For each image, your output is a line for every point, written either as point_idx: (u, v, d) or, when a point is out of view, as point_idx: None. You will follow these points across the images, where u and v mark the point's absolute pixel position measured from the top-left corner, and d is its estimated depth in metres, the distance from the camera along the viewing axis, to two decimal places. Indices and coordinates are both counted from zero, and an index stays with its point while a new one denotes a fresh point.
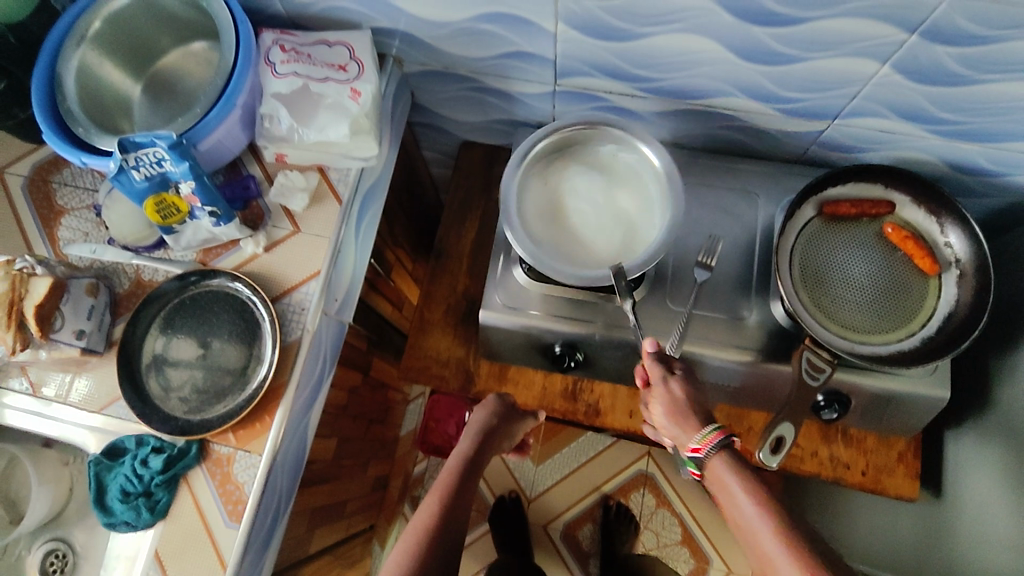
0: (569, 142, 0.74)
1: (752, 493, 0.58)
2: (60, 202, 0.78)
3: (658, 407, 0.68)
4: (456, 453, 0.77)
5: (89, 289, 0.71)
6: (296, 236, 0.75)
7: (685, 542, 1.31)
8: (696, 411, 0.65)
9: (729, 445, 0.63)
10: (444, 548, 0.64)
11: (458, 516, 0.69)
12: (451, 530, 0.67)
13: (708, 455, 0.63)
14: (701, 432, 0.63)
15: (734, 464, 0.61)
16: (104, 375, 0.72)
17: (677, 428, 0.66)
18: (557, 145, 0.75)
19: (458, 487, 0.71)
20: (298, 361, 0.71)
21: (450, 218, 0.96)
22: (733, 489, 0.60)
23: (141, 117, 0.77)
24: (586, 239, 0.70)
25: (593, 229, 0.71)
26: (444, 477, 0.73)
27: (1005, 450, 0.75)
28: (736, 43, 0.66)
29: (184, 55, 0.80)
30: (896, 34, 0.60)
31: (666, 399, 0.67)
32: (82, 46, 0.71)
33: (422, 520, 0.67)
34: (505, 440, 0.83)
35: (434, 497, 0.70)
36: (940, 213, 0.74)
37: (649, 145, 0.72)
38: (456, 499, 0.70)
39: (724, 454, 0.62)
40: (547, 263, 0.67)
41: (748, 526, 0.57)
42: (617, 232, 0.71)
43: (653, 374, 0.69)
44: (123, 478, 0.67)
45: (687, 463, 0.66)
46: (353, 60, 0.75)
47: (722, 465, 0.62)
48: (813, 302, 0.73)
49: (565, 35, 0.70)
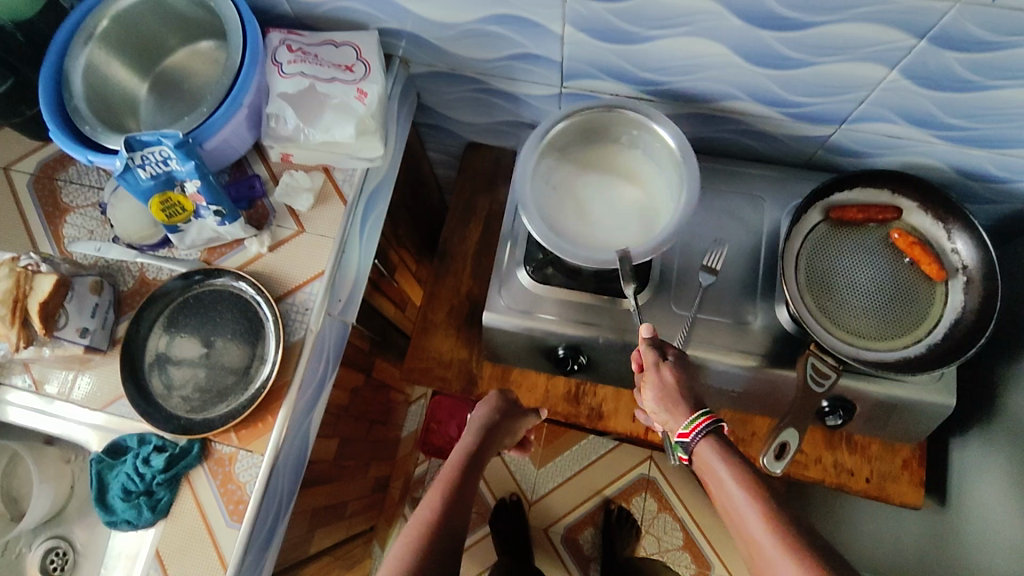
0: (584, 125, 0.74)
1: (741, 481, 0.58)
2: (66, 200, 0.78)
3: (648, 391, 0.67)
4: (459, 447, 0.76)
5: (94, 287, 0.71)
6: (301, 236, 0.75)
7: (687, 547, 1.30)
8: (687, 398, 0.65)
9: (716, 430, 0.64)
10: (445, 549, 0.64)
11: (461, 515, 0.68)
12: (452, 528, 0.66)
13: (696, 441, 0.64)
14: (689, 418, 0.64)
15: (720, 448, 0.62)
16: (106, 373, 0.72)
17: (667, 413, 0.66)
18: (572, 131, 0.74)
19: (459, 484, 0.71)
20: (301, 361, 0.71)
21: (454, 219, 0.96)
22: (720, 475, 0.60)
23: (147, 117, 0.77)
24: (602, 224, 0.70)
25: (608, 215, 0.71)
26: (444, 472, 0.73)
27: (1012, 457, 0.75)
28: (743, 47, 0.66)
29: (191, 55, 0.80)
30: (904, 39, 0.60)
31: (658, 385, 0.65)
32: (90, 44, 0.71)
33: (422, 517, 0.67)
34: (507, 437, 0.81)
35: (433, 493, 0.70)
36: (947, 219, 0.73)
37: (663, 125, 0.72)
38: (458, 496, 0.69)
39: (712, 439, 0.63)
40: (564, 247, 0.66)
41: (738, 513, 0.58)
42: (634, 219, 0.71)
43: (644, 357, 0.67)
44: (124, 476, 0.68)
45: (675, 447, 0.66)
46: (360, 61, 0.75)
47: (709, 449, 0.63)
48: (819, 308, 0.72)
49: (571, 37, 0.70)
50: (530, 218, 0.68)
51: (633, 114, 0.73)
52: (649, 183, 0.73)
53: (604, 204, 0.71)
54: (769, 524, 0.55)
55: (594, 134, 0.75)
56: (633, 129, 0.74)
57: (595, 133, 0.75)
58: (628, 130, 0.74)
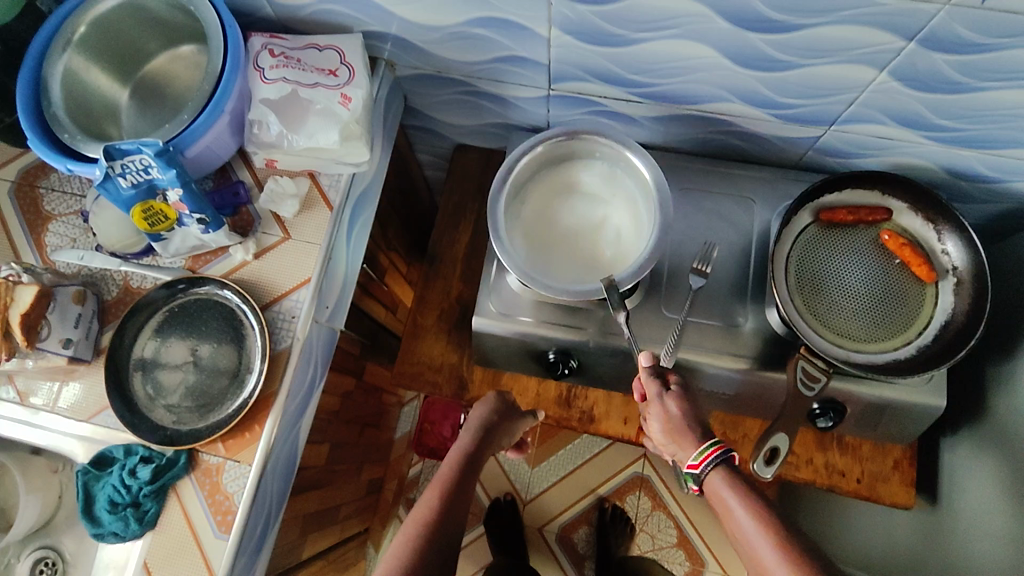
0: (554, 151, 0.73)
1: (752, 509, 0.58)
2: (48, 208, 0.77)
3: (653, 422, 0.66)
4: (458, 445, 0.77)
5: (77, 297, 0.70)
6: (286, 243, 0.74)
7: (681, 544, 1.30)
8: (693, 428, 0.64)
9: (726, 459, 0.62)
10: (441, 549, 0.64)
11: (457, 516, 0.68)
12: (449, 526, 0.66)
13: (706, 472, 0.62)
14: (699, 448, 0.63)
15: (731, 481, 0.61)
16: (93, 383, 0.72)
17: (675, 445, 0.65)
18: (547, 155, 0.74)
19: (456, 483, 0.71)
20: (289, 370, 0.70)
21: (443, 222, 0.95)
22: (731, 506, 0.59)
23: (129, 124, 0.76)
24: (576, 258, 0.70)
25: (581, 247, 0.71)
26: (442, 472, 0.73)
27: (1004, 456, 0.75)
28: (730, 49, 0.65)
29: (172, 59, 0.78)
30: (893, 41, 0.59)
31: (663, 417, 0.65)
32: (68, 51, 0.70)
33: (419, 515, 0.67)
34: (505, 437, 0.81)
35: (432, 492, 0.70)
36: (937, 220, 0.73)
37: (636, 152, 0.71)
38: (455, 496, 0.69)
39: (722, 472, 0.62)
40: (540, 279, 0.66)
41: (751, 545, 0.57)
42: (608, 246, 0.71)
43: (648, 389, 0.66)
44: (111, 489, 0.67)
45: (686, 479, 0.65)
46: (344, 64, 0.74)
47: (719, 481, 0.61)
48: (808, 309, 0.72)
49: (558, 40, 0.69)
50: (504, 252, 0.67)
51: (602, 139, 0.72)
52: (620, 209, 0.73)
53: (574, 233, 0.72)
54: (780, 549, 0.55)
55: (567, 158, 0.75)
56: (604, 151, 0.73)
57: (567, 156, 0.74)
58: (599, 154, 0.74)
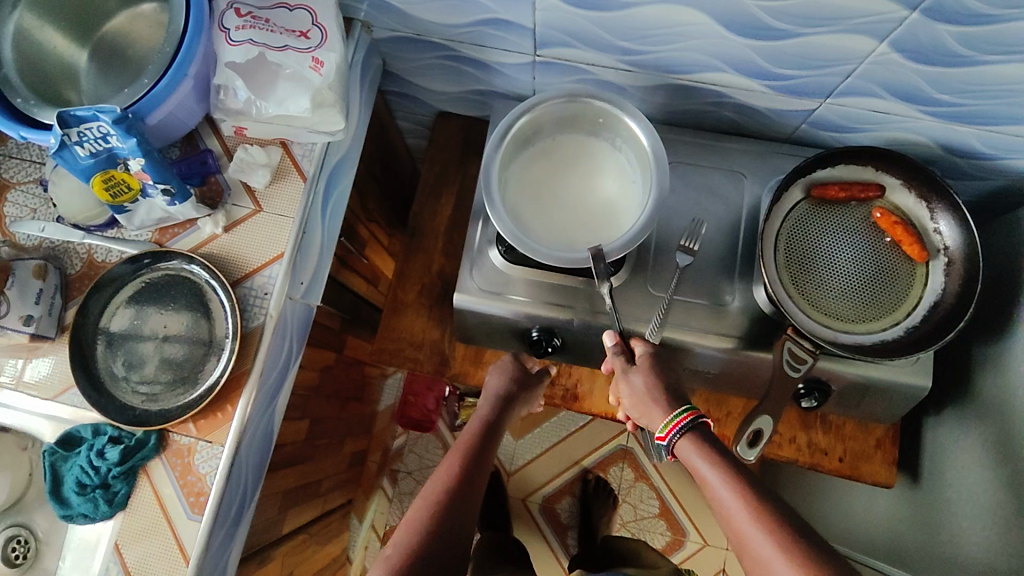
0: (551, 114, 0.71)
1: (730, 479, 0.56)
2: (5, 175, 0.73)
3: (626, 397, 0.67)
4: (475, 421, 0.74)
5: (38, 271, 0.67)
6: (257, 216, 0.71)
7: (662, 514, 1.32)
8: (664, 397, 0.63)
9: (696, 426, 0.61)
10: (458, 515, 0.62)
11: (475, 485, 0.66)
12: (463, 497, 0.64)
13: (674, 442, 0.61)
14: (665, 420, 0.62)
15: (700, 447, 0.59)
16: (61, 358, 0.69)
17: (647, 417, 0.65)
18: (538, 122, 0.71)
19: (471, 458, 0.68)
20: (262, 348, 0.68)
21: (425, 192, 0.92)
22: (706, 476, 0.57)
23: (89, 86, 0.70)
24: (571, 223, 0.68)
25: (580, 214, 0.69)
26: (461, 439, 0.72)
27: (988, 437, 0.75)
28: (726, 15, 0.62)
29: (132, 18, 0.73)
30: (896, 10, 0.56)
31: (630, 393, 0.66)
32: (17, 8, 0.66)
33: (434, 487, 0.65)
34: (525, 403, 0.79)
35: (451, 459, 0.68)
36: (930, 198, 0.71)
37: (634, 119, 0.68)
38: (474, 465, 0.68)
39: (690, 438, 0.60)
40: (530, 244, 0.64)
41: (727, 512, 0.55)
42: (605, 213, 0.69)
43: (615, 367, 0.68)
44: (78, 470, 0.65)
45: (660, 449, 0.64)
46: (317, 26, 0.68)
47: (688, 448, 0.60)
48: (796, 289, 0.70)
49: (543, 2, 0.65)
50: (495, 214, 0.65)
51: (602, 104, 0.69)
52: (618, 182, 0.71)
53: (570, 198, 0.69)
54: (755, 516, 0.53)
55: (565, 124, 0.72)
56: (602, 117, 0.70)
57: (566, 122, 0.72)
58: (597, 120, 0.71)
